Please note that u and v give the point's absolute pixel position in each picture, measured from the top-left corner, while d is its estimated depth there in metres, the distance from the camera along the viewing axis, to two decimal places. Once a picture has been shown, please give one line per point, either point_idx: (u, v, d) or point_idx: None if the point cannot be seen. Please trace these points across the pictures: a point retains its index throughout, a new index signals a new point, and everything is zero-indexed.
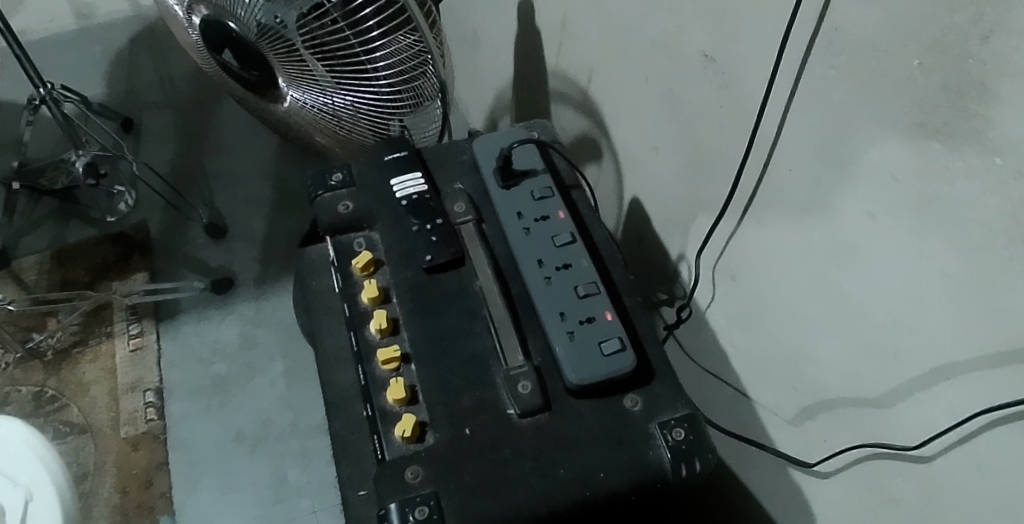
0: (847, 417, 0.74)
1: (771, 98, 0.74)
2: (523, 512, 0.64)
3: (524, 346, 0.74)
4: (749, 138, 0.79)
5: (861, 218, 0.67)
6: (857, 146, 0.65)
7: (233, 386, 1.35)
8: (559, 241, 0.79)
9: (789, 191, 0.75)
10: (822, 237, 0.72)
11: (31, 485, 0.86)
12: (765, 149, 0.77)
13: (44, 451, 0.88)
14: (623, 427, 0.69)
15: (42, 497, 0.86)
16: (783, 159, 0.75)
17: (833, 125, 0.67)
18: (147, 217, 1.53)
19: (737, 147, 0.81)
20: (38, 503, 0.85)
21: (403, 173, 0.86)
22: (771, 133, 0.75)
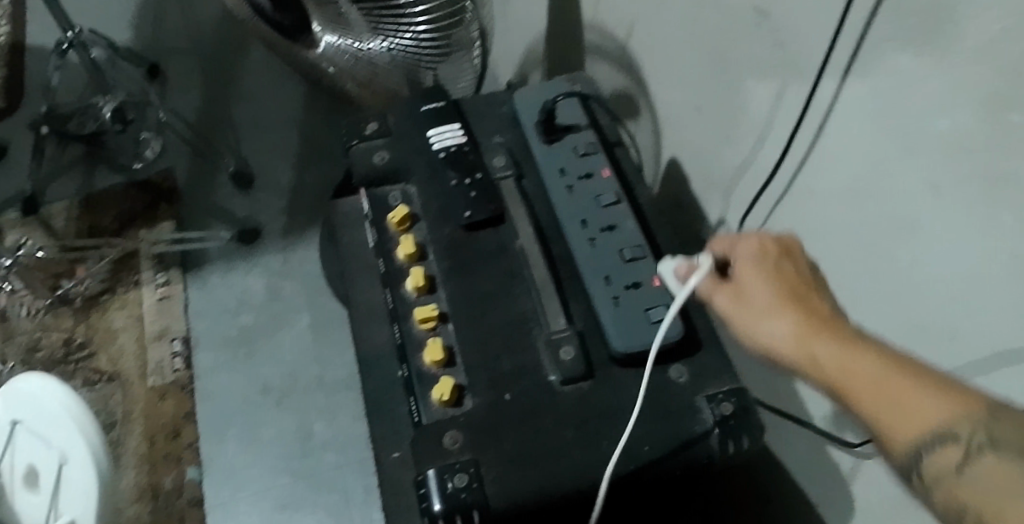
0: None
1: (830, 60, 0.70)
2: (565, 484, 0.62)
3: (566, 309, 0.71)
4: (803, 101, 0.74)
5: (924, 190, 0.62)
6: (923, 115, 0.61)
7: (259, 338, 1.34)
8: (603, 201, 0.75)
9: (846, 160, 0.71)
10: (880, 209, 0.68)
11: (61, 448, 0.77)
12: (820, 113, 0.73)
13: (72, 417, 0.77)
14: (669, 399, 0.66)
15: (72, 468, 0.76)
16: (843, 122, 0.70)
17: (902, 90, 0.63)
18: (174, 165, 1.51)
19: (790, 110, 0.77)
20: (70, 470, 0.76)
21: (441, 124, 0.82)
22: (829, 95, 0.71)
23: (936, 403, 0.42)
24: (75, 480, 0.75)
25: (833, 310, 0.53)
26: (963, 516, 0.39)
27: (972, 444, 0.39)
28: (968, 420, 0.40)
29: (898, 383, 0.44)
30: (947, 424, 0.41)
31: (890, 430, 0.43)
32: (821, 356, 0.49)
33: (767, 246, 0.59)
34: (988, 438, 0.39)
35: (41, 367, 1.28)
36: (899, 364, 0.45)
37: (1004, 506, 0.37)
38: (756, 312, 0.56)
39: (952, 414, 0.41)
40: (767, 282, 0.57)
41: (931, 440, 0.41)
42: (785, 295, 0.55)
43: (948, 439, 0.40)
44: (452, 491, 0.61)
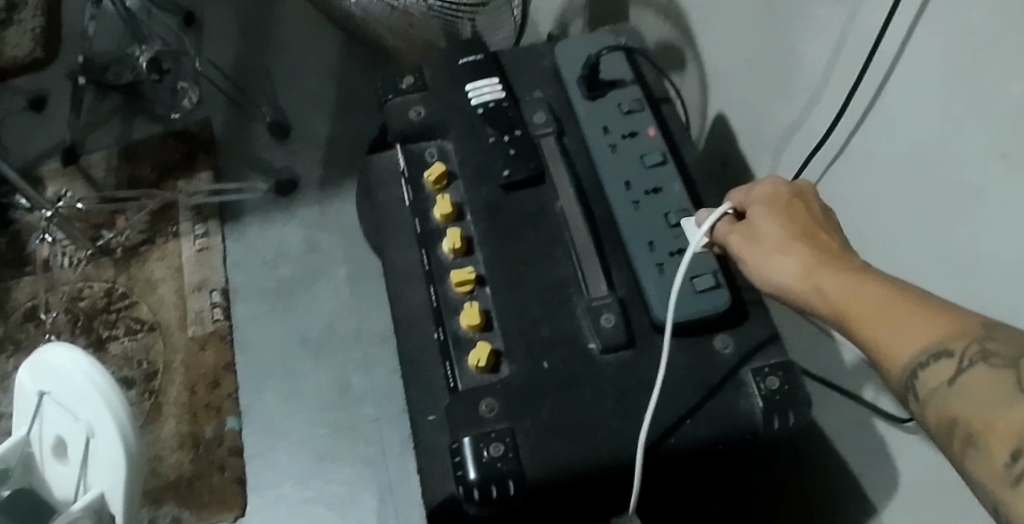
0: None
1: (894, 19, 0.66)
2: (603, 456, 0.61)
3: (608, 275, 0.68)
4: (863, 62, 0.70)
5: (991, 160, 0.59)
6: (996, 78, 0.57)
7: (297, 290, 1.34)
8: (649, 161, 0.72)
9: (906, 124, 0.67)
10: (939, 177, 0.64)
11: (90, 419, 0.64)
12: (881, 72, 0.69)
13: (102, 388, 0.64)
14: (713, 372, 0.64)
15: (104, 442, 0.63)
16: (905, 83, 0.66)
17: (974, 51, 0.58)
18: (211, 114, 1.50)
19: (848, 70, 0.73)
20: (101, 444, 0.63)
21: (479, 78, 0.79)
22: (891, 55, 0.67)
23: (934, 323, 0.40)
24: (107, 458, 0.63)
25: (841, 243, 0.51)
26: (953, 429, 0.37)
27: (966, 357, 0.38)
28: (966, 335, 0.39)
29: (898, 307, 0.42)
30: (944, 340, 0.39)
31: (888, 352, 0.42)
32: (824, 286, 0.48)
33: (777, 184, 0.57)
34: (982, 350, 0.38)
35: (84, 316, 1.30)
36: (899, 289, 0.43)
37: (996, 417, 0.35)
38: (764, 246, 0.54)
39: (950, 330, 0.40)
40: (776, 217, 0.55)
41: (926, 356, 0.40)
42: (793, 229, 0.53)
43: (943, 355, 0.39)
44: (488, 460, 0.60)
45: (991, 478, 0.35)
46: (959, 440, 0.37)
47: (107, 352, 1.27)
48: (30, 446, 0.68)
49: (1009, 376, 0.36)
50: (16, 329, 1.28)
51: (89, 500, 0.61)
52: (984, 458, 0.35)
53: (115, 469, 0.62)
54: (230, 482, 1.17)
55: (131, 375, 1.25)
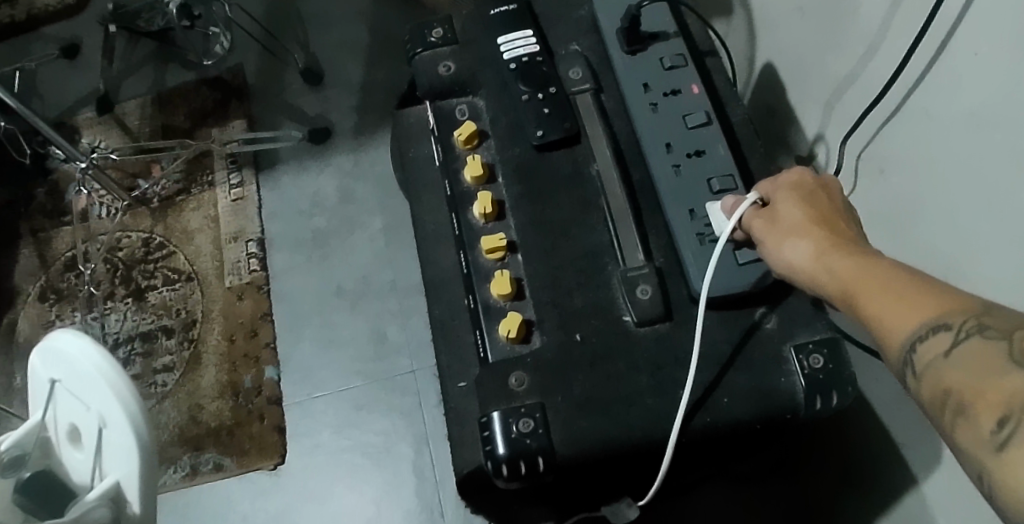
0: None
1: None
2: (636, 434, 0.59)
3: (645, 243, 0.65)
4: (926, 15, 0.68)
5: None
6: None
7: (333, 239, 1.33)
8: (691, 122, 0.68)
9: (970, 84, 0.65)
10: (1004, 138, 0.62)
11: (101, 407, 0.51)
12: (946, 26, 0.66)
13: (112, 371, 0.51)
14: (754, 347, 0.62)
15: (118, 435, 0.51)
16: (973, 35, 0.63)
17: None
18: (243, 61, 1.47)
19: (912, 21, 0.70)
20: (115, 435, 0.51)
21: (512, 31, 0.74)
22: (958, 7, 0.64)
23: (936, 302, 0.41)
24: (123, 453, 0.50)
25: (858, 231, 0.51)
26: (946, 401, 0.38)
27: (963, 330, 0.39)
28: (963, 311, 0.40)
29: (905, 287, 0.43)
30: (943, 314, 0.40)
31: (889, 328, 0.42)
32: (836, 268, 0.48)
33: (801, 173, 0.57)
34: (979, 323, 0.39)
35: (123, 266, 1.31)
36: (908, 274, 0.44)
37: (986, 384, 0.37)
38: (782, 228, 0.54)
39: (949, 307, 0.40)
40: (797, 201, 0.55)
41: (924, 329, 0.40)
42: (812, 214, 0.53)
43: (940, 328, 0.40)
44: (517, 437, 0.59)
45: (975, 446, 0.36)
46: (950, 409, 0.38)
47: (147, 302, 1.29)
48: (47, 430, 0.55)
49: (1002, 348, 0.37)
50: (57, 278, 1.30)
51: (106, 488, 0.49)
52: (972, 424, 0.36)
53: (133, 465, 0.50)
54: (269, 430, 1.19)
55: (170, 325, 1.27)
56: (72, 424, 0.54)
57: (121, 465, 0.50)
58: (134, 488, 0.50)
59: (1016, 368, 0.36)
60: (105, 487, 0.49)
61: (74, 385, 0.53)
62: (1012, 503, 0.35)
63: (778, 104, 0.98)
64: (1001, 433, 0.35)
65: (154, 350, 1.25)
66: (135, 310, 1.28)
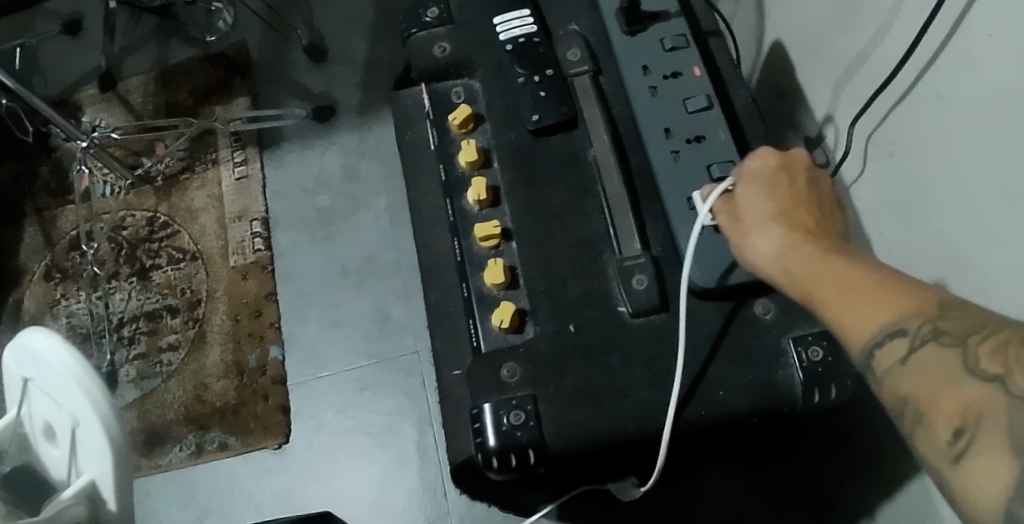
0: None
1: None
2: (630, 427, 0.58)
3: (643, 231, 0.64)
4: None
5: None
6: None
7: (338, 218, 1.31)
8: (692, 106, 0.66)
9: (984, 64, 0.62)
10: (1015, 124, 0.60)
11: (74, 407, 0.51)
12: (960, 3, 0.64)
13: (84, 373, 0.51)
14: (752, 339, 0.60)
15: (93, 434, 0.50)
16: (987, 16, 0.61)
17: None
18: (246, 37, 1.45)
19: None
20: (89, 435, 0.50)
21: (509, 11, 0.73)
22: None
23: (890, 304, 0.39)
24: (97, 453, 0.50)
25: (823, 222, 0.49)
26: (901, 410, 0.37)
27: (919, 336, 0.37)
28: (921, 316, 0.38)
29: (856, 287, 0.41)
30: (901, 320, 0.38)
31: (847, 333, 0.41)
32: (795, 269, 0.46)
33: (767, 156, 0.55)
34: (934, 329, 0.37)
35: (127, 245, 1.31)
36: (862, 272, 0.42)
37: (942, 393, 0.36)
38: (745, 224, 0.52)
39: (905, 311, 0.38)
40: (761, 192, 0.52)
41: (882, 335, 0.39)
42: (775, 208, 0.51)
43: (898, 334, 0.38)
44: (508, 429, 0.58)
45: (932, 451, 0.35)
46: (908, 417, 0.37)
47: (151, 281, 1.28)
48: (22, 426, 0.55)
49: (957, 355, 0.36)
50: (62, 257, 1.30)
51: (81, 487, 0.49)
52: (928, 434, 0.35)
53: (109, 464, 0.50)
54: (272, 410, 1.18)
55: (175, 304, 1.26)
56: (45, 423, 0.53)
57: (96, 464, 0.50)
58: (111, 486, 0.50)
59: (968, 377, 0.35)
60: (81, 486, 0.49)
61: (46, 385, 0.53)
62: (968, 510, 0.34)
63: (788, 84, 0.95)
64: (956, 445, 0.34)
65: (158, 330, 1.25)
66: (139, 289, 1.28)
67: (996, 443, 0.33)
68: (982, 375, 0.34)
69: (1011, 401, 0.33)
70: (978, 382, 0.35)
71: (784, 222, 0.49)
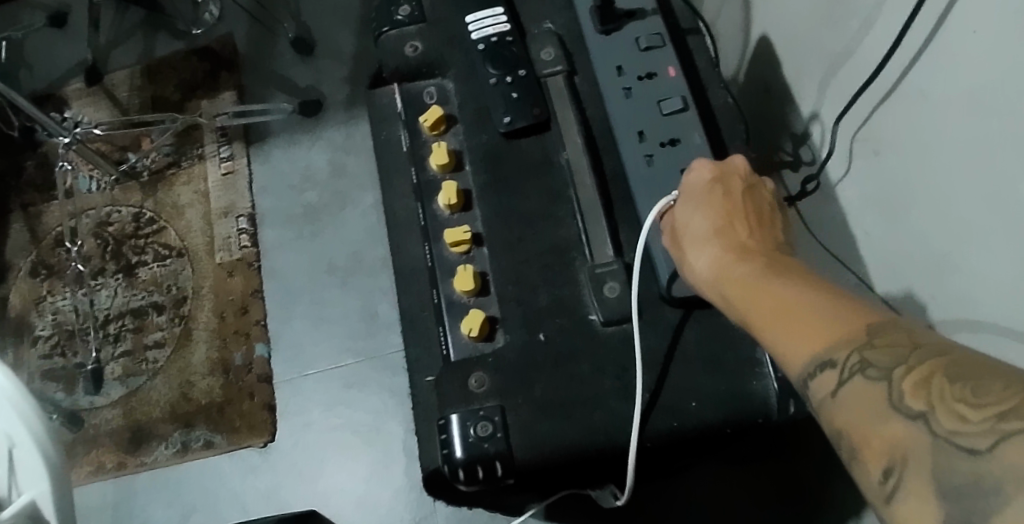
0: (997, 345, 0.62)
1: None
2: (599, 439, 0.57)
3: (616, 237, 0.62)
4: None
5: None
6: None
7: (325, 215, 1.28)
8: (667, 108, 0.64)
9: (968, 62, 0.60)
10: (995, 133, 0.58)
11: (6, 428, 0.51)
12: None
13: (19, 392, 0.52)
14: (726, 347, 0.59)
15: (31, 453, 0.51)
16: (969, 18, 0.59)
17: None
18: (233, 30, 1.42)
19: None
20: (26, 454, 0.51)
21: (482, 9, 0.71)
22: None
23: (818, 331, 0.39)
24: (33, 472, 0.50)
25: (760, 240, 0.49)
26: (837, 443, 0.36)
27: (847, 368, 0.36)
28: (848, 343, 0.37)
29: (784, 309, 0.41)
30: (829, 349, 0.37)
31: (783, 362, 0.40)
32: (731, 295, 0.46)
33: (703, 170, 0.54)
34: (861, 360, 0.36)
35: (113, 241, 1.29)
36: (789, 292, 0.41)
37: (871, 430, 0.35)
38: (688, 246, 0.52)
39: (832, 338, 0.38)
40: (701, 214, 0.52)
41: (814, 364, 0.38)
42: (713, 229, 0.50)
43: (829, 364, 0.37)
44: (474, 441, 0.57)
45: (868, 490, 0.34)
46: (844, 454, 0.36)
47: (137, 278, 1.26)
48: None
49: (881, 390, 0.35)
50: (48, 253, 1.28)
51: (20, 507, 0.49)
52: (861, 474, 0.34)
53: (51, 479, 0.50)
54: (258, 408, 1.16)
55: (161, 301, 1.24)
56: None
57: (35, 483, 0.50)
58: (51, 504, 0.50)
59: (895, 414, 0.34)
60: (21, 505, 0.49)
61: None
62: None
63: (776, 80, 0.93)
64: (887, 485, 0.33)
65: (144, 327, 1.23)
66: (125, 286, 1.26)
67: (923, 490, 0.32)
68: (907, 412, 0.34)
69: (936, 441, 0.32)
70: (904, 419, 0.34)
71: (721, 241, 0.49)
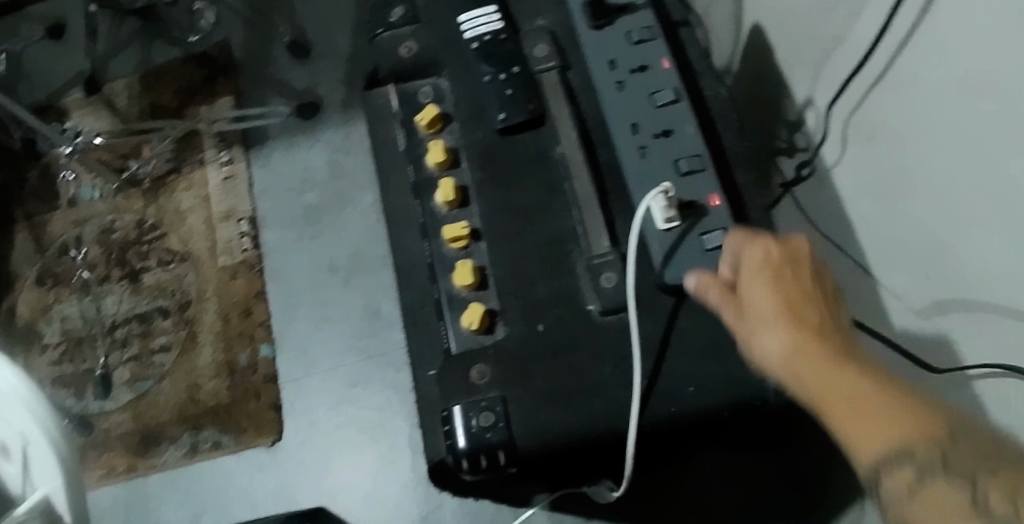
0: (991, 323, 0.62)
1: None
2: (600, 426, 0.58)
3: (611, 228, 0.63)
4: None
5: None
6: None
7: (325, 216, 1.29)
8: (659, 100, 0.65)
9: (958, 43, 0.61)
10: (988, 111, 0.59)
11: (20, 425, 0.52)
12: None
13: (30, 391, 0.53)
14: (723, 333, 0.60)
15: (43, 449, 0.52)
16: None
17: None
18: (230, 35, 1.43)
19: None
20: (38, 451, 0.52)
21: (475, 8, 0.72)
22: None
23: (898, 428, 0.43)
24: (46, 468, 0.52)
25: (827, 317, 0.50)
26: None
27: (927, 468, 0.41)
28: (929, 444, 0.42)
29: (869, 409, 0.44)
30: (910, 447, 0.42)
31: (858, 452, 0.44)
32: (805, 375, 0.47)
33: (763, 245, 0.53)
34: (943, 464, 0.41)
35: (117, 247, 1.30)
36: (874, 392, 0.44)
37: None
38: (747, 314, 0.52)
39: (914, 438, 0.42)
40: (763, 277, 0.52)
41: (891, 457, 0.42)
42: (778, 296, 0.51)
43: (907, 460, 0.42)
44: (477, 431, 0.58)
45: None
46: None
47: (141, 283, 1.27)
48: None
49: (963, 495, 0.40)
50: (53, 262, 1.30)
51: (35, 502, 0.50)
52: None
53: (63, 476, 0.51)
54: (264, 408, 1.17)
55: (166, 305, 1.25)
56: None
57: (48, 479, 0.51)
58: (64, 500, 0.51)
59: (975, 513, 0.39)
60: (35, 501, 0.50)
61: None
62: None
63: (770, 69, 0.94)
64: None
65: (150, 332, 1.24)
66: (129, 292, 1.27)
67: None
68: (991, 514, 0.39)
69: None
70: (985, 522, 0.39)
71: (788, 314, 0.49)
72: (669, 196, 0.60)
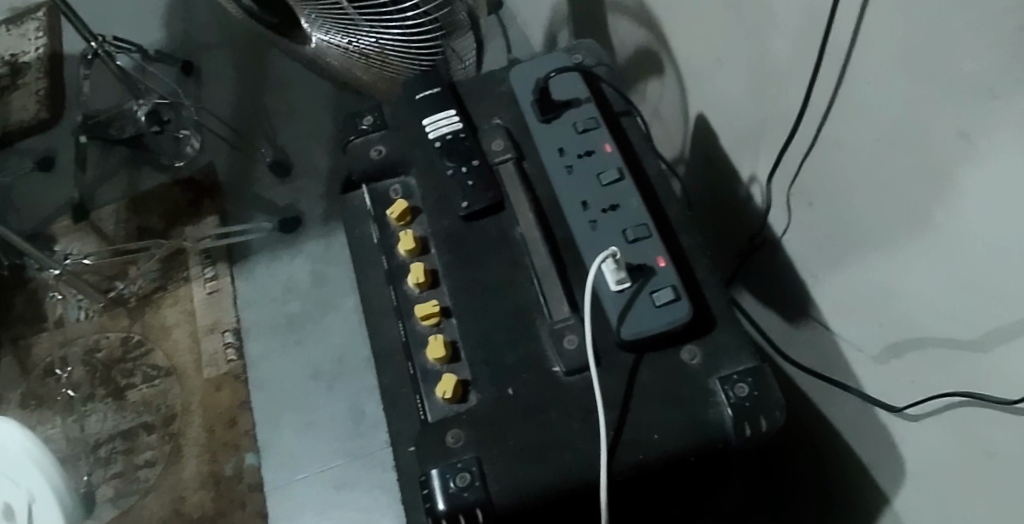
0: (940, 359, 0.66)
1: (839, 15, 0.66)
2: (573, 478, 0.61)
3: (570, 296, 0.69)
4: (819, 51, 0.70)
5: (952, 138, 0.58)
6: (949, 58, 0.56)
7: (308, 322, 1.33)
8: (605, 180, 0.72)
9: (871, 108, 0.66)
10: (909, 162, 0.64)
11: (32, 487, 0.78)
12: (838, 60, 0.68)
13: (44, 461, 0.79)
14: (682, 383, 0.64)
15: (47, 504, 0.77)
16: (864, 68, 0.66)
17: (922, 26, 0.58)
18: (214, 159, 1.52)
19: (808, 61, 0.73)
20: (43, 506, 0.77)
21: (436, 112, 0.80)
22: (844, 43, 0.67)
23: None
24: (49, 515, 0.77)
25: None
26: None
27: None
28: None
29: None
30: None
31: None
32: None
33: None
34: None
35: (102, 366, 1.33)
36: None
37: None
38: None
39: None
40: None
41: None
42: None
43: None
44: (455, 491, 0.61)
45: None
46: None
47: (127, 400, 1.29)
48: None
49: None
50: (37, 384, 1.32)
51: None
52: None
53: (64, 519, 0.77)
54: (251, 516, 1.17)
55: (151, 421, 1.27)
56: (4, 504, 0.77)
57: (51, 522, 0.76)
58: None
59: None
60: None
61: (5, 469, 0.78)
62: None
63: (716, 153, 1.02)
64: None
65: (134, 447, 1.25)
66: (114, 410, 1.29)
67: None
68: None
69: None
70: None
71: None
72: (617, 260, 0.66)
